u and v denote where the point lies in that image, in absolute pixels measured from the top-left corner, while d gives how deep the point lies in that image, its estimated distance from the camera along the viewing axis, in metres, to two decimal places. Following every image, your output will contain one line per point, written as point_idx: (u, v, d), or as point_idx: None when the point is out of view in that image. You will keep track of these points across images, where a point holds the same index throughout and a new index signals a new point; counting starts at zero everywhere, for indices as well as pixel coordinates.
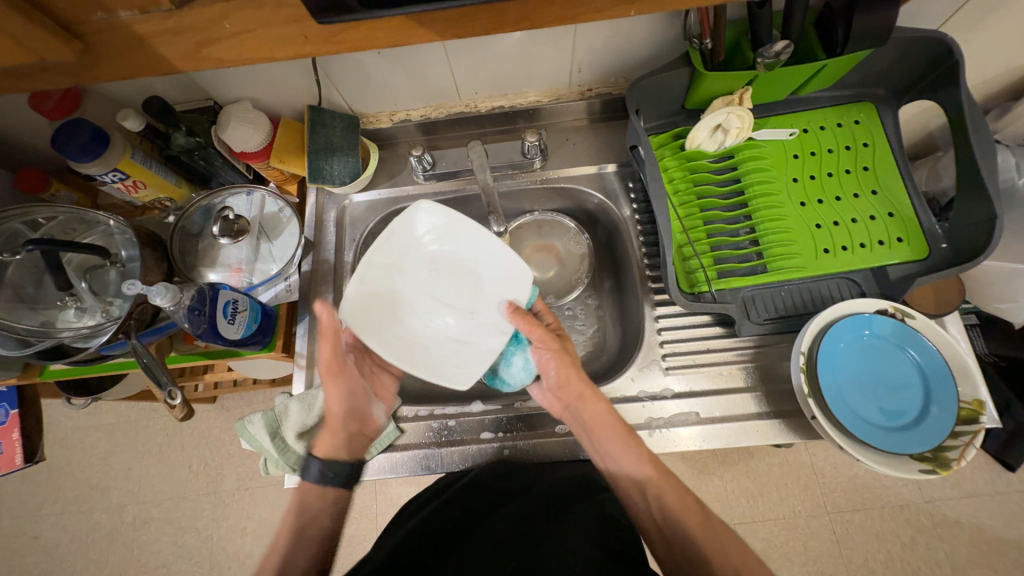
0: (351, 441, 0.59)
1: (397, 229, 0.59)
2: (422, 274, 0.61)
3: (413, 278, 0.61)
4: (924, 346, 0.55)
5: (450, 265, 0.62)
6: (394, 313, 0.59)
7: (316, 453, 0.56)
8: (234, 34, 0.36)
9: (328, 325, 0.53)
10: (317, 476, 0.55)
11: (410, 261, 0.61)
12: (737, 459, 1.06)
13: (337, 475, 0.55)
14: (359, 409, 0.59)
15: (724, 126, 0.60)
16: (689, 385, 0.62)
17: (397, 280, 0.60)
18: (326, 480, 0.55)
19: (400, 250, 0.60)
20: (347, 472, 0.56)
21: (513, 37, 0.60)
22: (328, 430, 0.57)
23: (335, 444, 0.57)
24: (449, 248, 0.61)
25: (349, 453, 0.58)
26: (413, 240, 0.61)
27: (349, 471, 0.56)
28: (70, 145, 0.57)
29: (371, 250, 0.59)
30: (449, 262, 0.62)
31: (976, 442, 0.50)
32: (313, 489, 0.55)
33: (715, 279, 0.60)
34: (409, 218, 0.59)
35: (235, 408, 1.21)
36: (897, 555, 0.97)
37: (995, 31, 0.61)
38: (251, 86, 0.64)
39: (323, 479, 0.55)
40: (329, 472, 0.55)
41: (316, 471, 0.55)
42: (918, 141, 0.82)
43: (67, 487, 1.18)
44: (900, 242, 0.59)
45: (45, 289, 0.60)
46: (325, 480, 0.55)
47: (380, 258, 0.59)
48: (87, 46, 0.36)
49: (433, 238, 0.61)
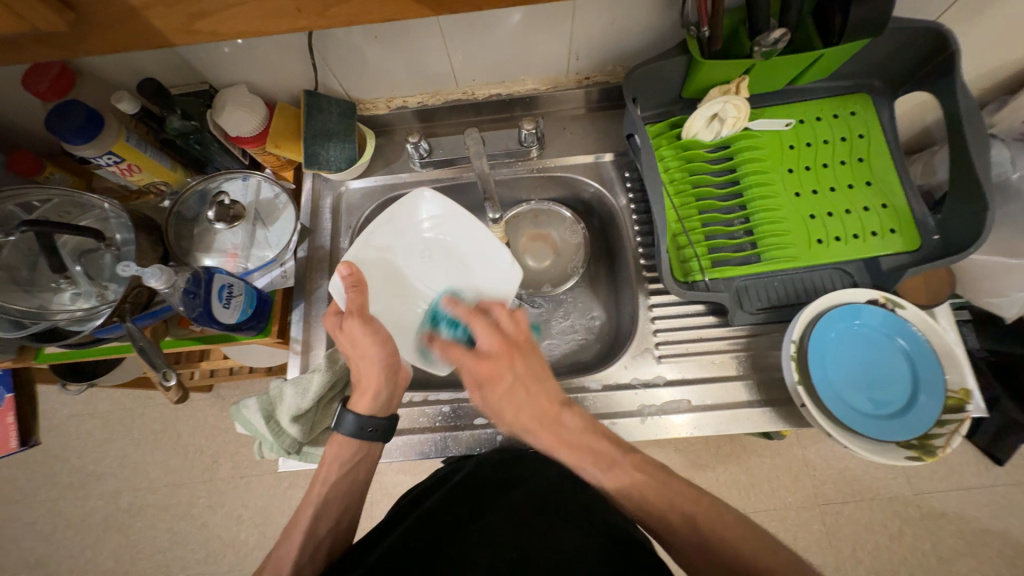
0: (388, 395, 0.57)
1: (398, 210, 0.63)
2: (419, 255, 0.65)
3: (410, 257, 0.64)
4: (914, 335, 0.55)
5: (446, 252, 0.65)
6: (389, 289, 0.63)
7: (355, 407, 0.56)
8: (225, 7, 0.36)
9: (353, 279, 0.55)
10: (351, 430, 0.55)
11: (408, 242, 0.64)
12: (730, 452, 1.07)
13: (377, 430, 0.56)
14: (393, 363, 0.56)
15: (720, 116, 0.59)
16: (680, 373, 0.63)
17: (395, 256, 0.64)
18: (364, 434, 0.56)
19: (400, 230, 0.64)
20: (385, 428, 0.57)
21: (511, 23, 0.59)
22: (363, 388, 0.56)
23: (373, 401, 0.56)
24: (447, 237, 0.64)
25: (385, 407, 0.57)
26: (411, 223, 0.64)
27: (387, 425, 0.57)
28: (64, 125, 0.57)
29: (373, 225, 0.62)
30: (444, 248, 0.65)
31: (961, 429, 0.51)
32: (348, 442, 0.56)
33: (709, 268, 0.60)
34: (409, 202, 0.63)
35: (231, 397, 1.21)
36: (885, 545, 0.99)
37: (993, 23, 0.61)
38: (246, 70, 0.64)
39: (360, 434, 0.55)
40: (368, 428, 0.55)
41: (352, 426, 0.55)
42: (914, 136, 0.82)
43: (63, 474, 1.18)
44: (892, 234, 0.60)
45: (40, 271, 0.60)
46: (363, 435, 0.55)
47: (379, 235, 0.63)
48: (79, 16, 0.36)
49: (431, 223, 0.64)
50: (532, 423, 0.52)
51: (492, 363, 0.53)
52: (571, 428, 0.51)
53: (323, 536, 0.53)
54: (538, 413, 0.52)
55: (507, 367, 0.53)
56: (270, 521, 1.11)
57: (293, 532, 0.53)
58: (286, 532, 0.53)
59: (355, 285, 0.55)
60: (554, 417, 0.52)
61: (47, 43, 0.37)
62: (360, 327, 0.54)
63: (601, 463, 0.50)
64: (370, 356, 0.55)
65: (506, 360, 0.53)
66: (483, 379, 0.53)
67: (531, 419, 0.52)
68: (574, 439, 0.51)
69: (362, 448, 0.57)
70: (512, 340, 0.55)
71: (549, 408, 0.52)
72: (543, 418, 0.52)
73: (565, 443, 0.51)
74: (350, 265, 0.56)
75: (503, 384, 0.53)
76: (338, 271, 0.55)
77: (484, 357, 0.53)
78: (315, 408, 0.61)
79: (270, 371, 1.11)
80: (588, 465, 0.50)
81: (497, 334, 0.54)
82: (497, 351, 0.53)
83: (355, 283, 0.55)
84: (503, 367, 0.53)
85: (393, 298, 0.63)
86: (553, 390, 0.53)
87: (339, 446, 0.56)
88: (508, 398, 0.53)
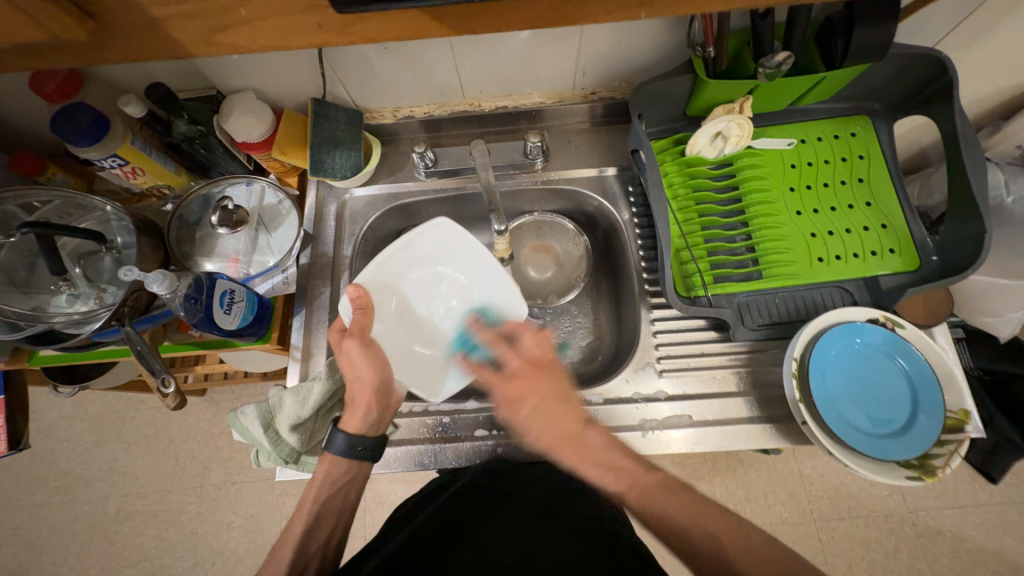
0: (378, 415, 0.57)
1: (416, 237, 0.63)
2: (426, 284, 0.65)
3: (419, 286, 0.65)
4: (913, 354, 0.56)
5: (454, 283, 0.66)
6: (395, 315, 0.64)
7: (345, 425, 0.56)
8: (247, 20, 0.37)
9: (362, 301, 0.58)
10: (341, 449, 0.55)
11: (419, 270, 0.65)
12: (726, 465, 1.07)
13: (366, 450, 0.56)
14: (385, 385, 0.58)
15: (724, 133, 0.60)
16: (682, 388, 0.63)
17: (407, 280, 0.65)
18: (352, 453, 0.55)
19: (414, 258, 0.64)
20: (374, 448, 0.56)
21: (520, 38, 0.60)
22: (353, 407, 0.56)
23: (363, 420, 0.56)
24: (457, 268, 0.65)
25: (374, 428, 0.57)
26: (424, 253, 0.65)
27: (377, 445, 0.56)
28: (70, 128, 0.56)
29: (388, 251, 0.62)
30: (454, 281, 0.66)
31: (960, 450, 0.51)
32: (339, 461, 0.56)
33: (711, 284, 0.61)
34: (428, 229, 0.63)
35: (225, 402, 1.20)
36: (880, 563, 0.99)
37: (989, 52, 0.63)
38: (255, 77, 0.64)
39: (351, 454, 0.55)
40: (357, 447, 0.55)
41: (342, 445, 0.55)
42: (911, 157, 0.84)
43: (50, 477, 1.16)
44: (892, 254, 0.60)
45: (38, 273, 0.59)
46: (352, 453, 0.55)
47: (392, 262, 0.63)
48: (99, 25, 0.36)
49: (445, 254, 0.65)
50: (556, 441, 0.55)
51: (517, 381, 0.59)
52: (596, 446, 0.54)
53: (312, 554, 0.51)
54: (562, 431, 0.55)
55: (534, 387, 0.58)
56: (261, 528, 1.10)
57: (281, 550, 0.51)
58: (274, 549, 0.52)
59: (362, 308, 0.58)
60: (577, 436, 0.54)
61: (65, 51, 0.37)
62: (357, 346, 0.56)
63: (624, 478, 0.51)
64: (364, 376, 0.56)
65: (535, 378, 0.58)
66: (511, 398, 0.59)
67: (555, 437, 0.55)
68: (601, 456, 0.53)
69: (353, 467, 0.56)
70: (539, 361, 0.60)
71: (573, 428, 0.55)
72: (568, 436, 0.55)
73: (591, 460, 0.53)
74: (359, 288, 0.59)
75: (529, 404, 0.58)
76: (348, 293, 0.58)
77: (512, 377, 0.59)
78: (313, 419, 0.60)
79: (265, 376, 1.10)
80: (611, 480, 0.51)
81: (524, 357, 0.60)
82: (523, 371, 0.59)
83: (362, 305, 0.58)
84: (529, 385, 0.58)
85: (398, 324, 0.64)
86: (576, 410, 0.56)
87: (330, 466, 0.56)
88: (535, 417, 0.57)
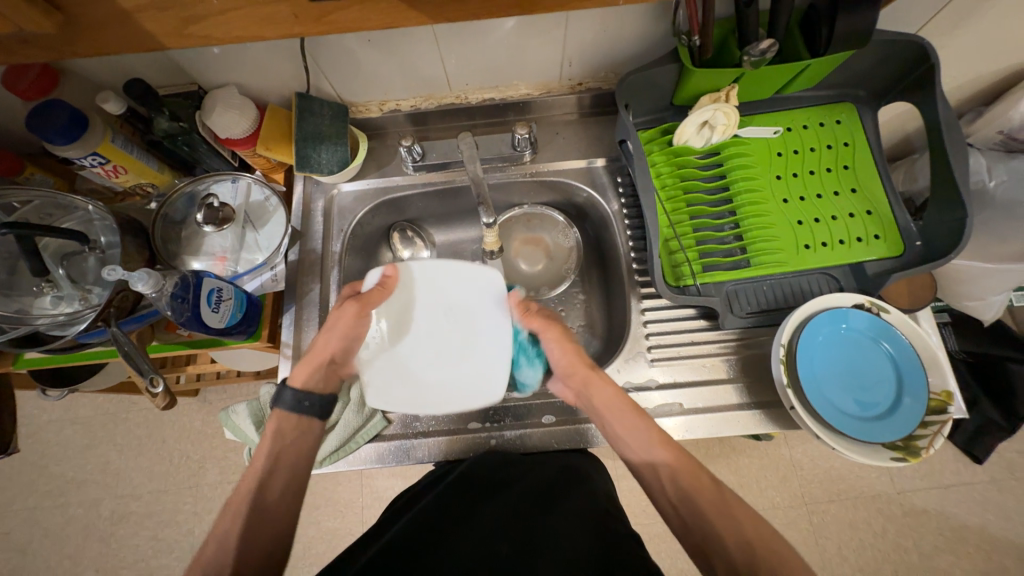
0: (326, 380, 0.57)
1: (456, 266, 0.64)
2: (440, 313, 0.63)
3: (437, 307, 0.63)
4: (898, 338, 0.57)
5: (464, 328, 0.63)
6: (402, 314, 0.62)
7: (294, 378, 0.55)
8: (220, 10, 0.36)
9: (388, 283, 0.61)
10: (289, 404, 0.54)
11: (445, 294, 0.64)
12: (719, 452, 1.09)
13: (313, 406, 0.55)
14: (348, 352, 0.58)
15: (710, 123, 0.60)
16: (673, 376, 0.63)
17: (430, 294, 0.64)
18: (299, 408, 0.54)
19: (446, 277, 0.64)
20: (324, 403, 0.56)
21: (505, 28, 0.59)
22: (309, 360, 0.56)
23: (311, 375, 0.56)
24: (473, 316, 0.63)
25: (322, 387, 0.57)
26: (455, 282, 0.64)
27: (322, 403, 0.56)
28: (47, 126, 0.55)
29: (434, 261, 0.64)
30: (465, 324, 0.63)
31: (944, 431, 0.52)
32: (288, 416, 0.54)
33: (700, 272, 0.61)
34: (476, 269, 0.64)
35: (217, 401, 1.19)
36: (868, 543, 1.01)
37: (970, 38, 0.63)
38: (236, 72, 0.63)
39: (298, 407, 0.54)
40: (305, 402, 0.55)
41: (290, 400, 0.54)
42: (896, 144, 0.85)
43: (42, 482, 1.15)
44: (876, 240, 0.61)
45: (20, 275, 0.58)
46: (300, 409, 0.55)
47: (430, 268, 0.64)
48: (68, 18, 0.35)
49: (473, 299, 0.64)
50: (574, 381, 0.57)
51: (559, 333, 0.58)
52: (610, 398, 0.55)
53: (271, 505, 0.49)
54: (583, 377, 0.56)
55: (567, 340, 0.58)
56: None
57: (233, 509, 0.48)
58: (224, 510, 0.48)
59: (384, 285, 0.61)
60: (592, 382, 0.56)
61: (35, 45, 0.37)
62: (352, 314, 0.57)
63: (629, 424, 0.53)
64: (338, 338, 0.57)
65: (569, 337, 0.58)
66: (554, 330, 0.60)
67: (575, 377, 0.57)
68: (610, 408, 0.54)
69: (303, 424, 0.55)
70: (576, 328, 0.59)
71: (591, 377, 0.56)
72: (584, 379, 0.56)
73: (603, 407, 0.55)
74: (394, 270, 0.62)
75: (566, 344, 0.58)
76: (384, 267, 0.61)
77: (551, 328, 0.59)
78: None
79: (257, 375, 1.09)
80: (619, 428, 0.53)
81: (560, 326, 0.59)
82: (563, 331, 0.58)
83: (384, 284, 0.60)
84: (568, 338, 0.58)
85: (401, 324, 0.62)
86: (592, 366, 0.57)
87: (279, 422, 0.54)
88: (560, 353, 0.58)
